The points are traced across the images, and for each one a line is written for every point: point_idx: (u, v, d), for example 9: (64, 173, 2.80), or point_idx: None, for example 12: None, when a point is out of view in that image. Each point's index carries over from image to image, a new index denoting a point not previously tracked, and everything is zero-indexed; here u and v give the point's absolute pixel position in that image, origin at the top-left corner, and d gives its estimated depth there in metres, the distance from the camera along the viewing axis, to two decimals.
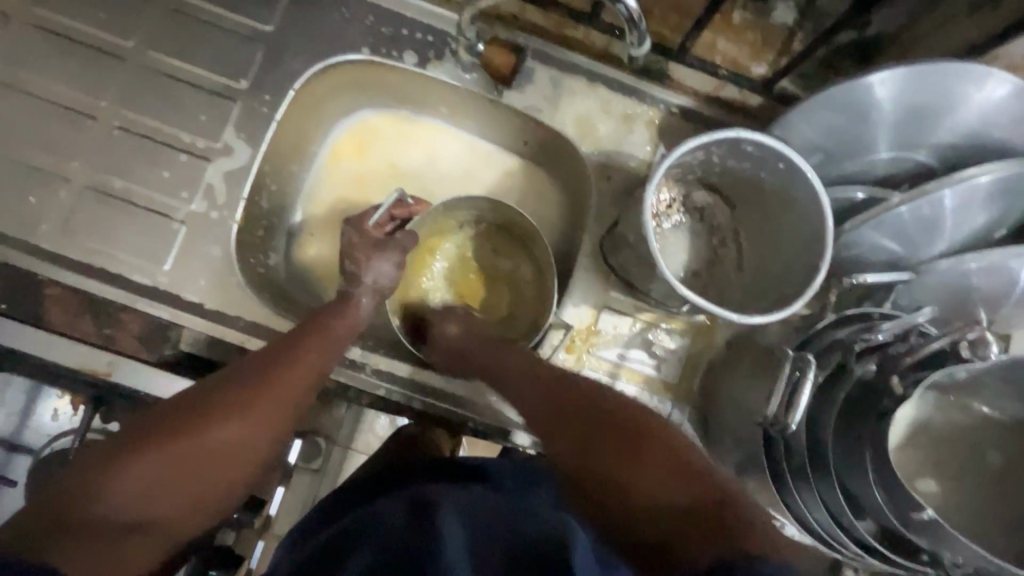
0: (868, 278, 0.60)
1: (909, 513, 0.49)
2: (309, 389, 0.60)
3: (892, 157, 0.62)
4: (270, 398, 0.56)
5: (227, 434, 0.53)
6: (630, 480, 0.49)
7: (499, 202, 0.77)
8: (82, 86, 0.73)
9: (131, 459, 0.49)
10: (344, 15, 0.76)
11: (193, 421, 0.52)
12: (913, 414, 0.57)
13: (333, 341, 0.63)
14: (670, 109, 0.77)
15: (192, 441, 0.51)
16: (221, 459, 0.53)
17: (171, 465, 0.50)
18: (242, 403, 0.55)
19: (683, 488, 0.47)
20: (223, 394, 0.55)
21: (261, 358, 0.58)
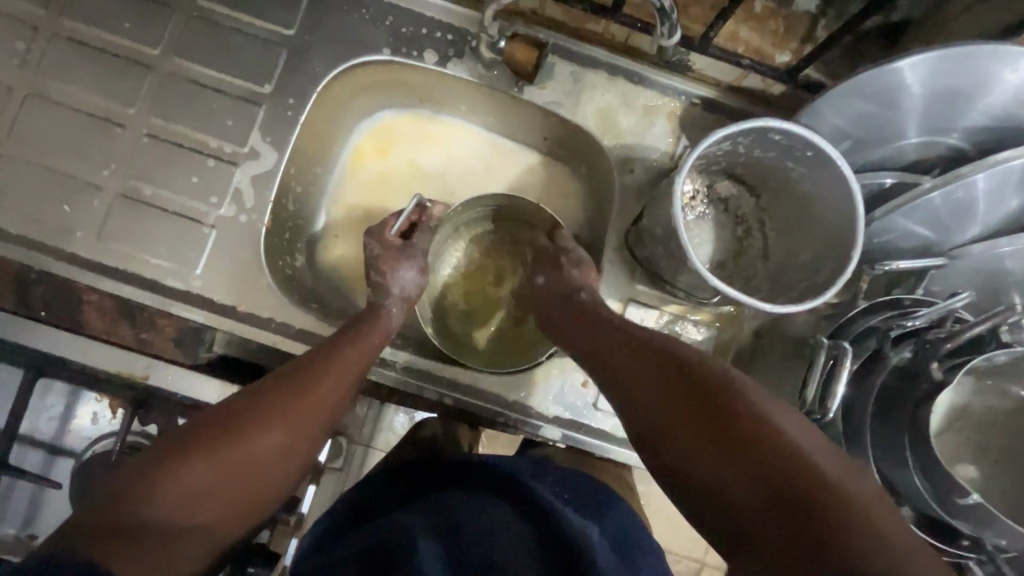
0: (901, 265, 0.59)
1: (951, 497, 0.49)
2: (343, 392, 0.59)
3: (922, 141, 0.62)
4: (307, 401, 0.55)
5: (274, 439, 0.52)
6: (743, 476, 0.41)
7: (517, 198, 0.77)
8: (111, 94, 0.74)
9: (176, 464, 0.47)
10: (365, 16, 0.76)
11: (241, 423, 0.51)
12: (952, 400, 0.56)
13: (370, 349, 0.63)
14: (692, 100, 0.77)
15: (240, 445, 0.50)
16: (266, 465, 0.52)
17: (219, 470, 0.48)
18: (287, 407, 0.54)
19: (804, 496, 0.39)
20: (268, 399, 0.54)
21: (304, 364, 0.58)
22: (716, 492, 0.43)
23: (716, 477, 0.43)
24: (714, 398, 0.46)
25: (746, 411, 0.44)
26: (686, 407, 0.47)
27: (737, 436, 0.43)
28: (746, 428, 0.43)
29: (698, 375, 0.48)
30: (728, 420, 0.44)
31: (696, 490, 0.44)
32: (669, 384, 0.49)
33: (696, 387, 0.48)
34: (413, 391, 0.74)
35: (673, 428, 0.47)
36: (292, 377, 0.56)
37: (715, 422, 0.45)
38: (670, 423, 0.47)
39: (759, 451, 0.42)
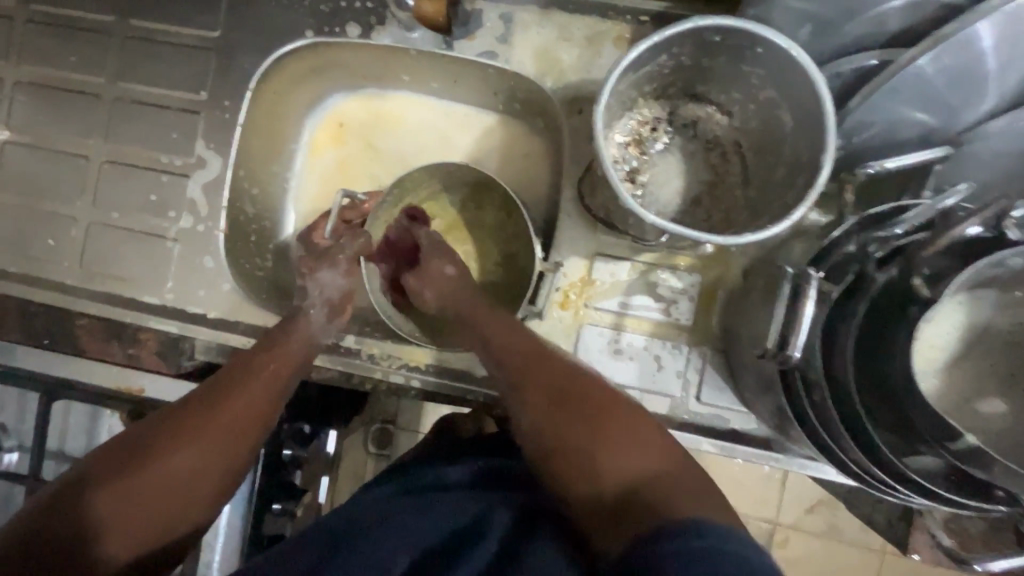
0: (887, 164, 0.49)
1: (944, 441, 0.40)
2: (263, 404, 0.58)
3: (907, 2, 0.49)
4: (221, 416, 0.54)
5: (183, 457, 0.51)
6: (602, 452, 0.47)
7: (456, 164, 0.73)
8: (71, 129, 0.78)
9: (78, 492, 0.47)
10: (282, 2, 0.74)
11: (146, 449, 0.50)
12: (966, 321, 0.45)
13: (289, 360, 0.63)
14: (640, 18, 0.67)
15: (143, 469, 0.49)
16: (176, 487, 0.50)
17: (120, 494, 0.48)
18: (196, 424, 0.53)
19: (637, 465, 0.46)
20: (176, 419, 0.53)
21: (221, 383, 0.57)
22: (583, 467, 0.47)
23: (584, 453, 0.47)
24: (582, 385, 0.51)
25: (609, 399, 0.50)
26: (556, 395, 0.51)
27: (603, 419, 0.48)
28: (596, 411, 0.49)
29: (566, 370, 0.53)
30: (598, 410, 0.49)
31: (564, 467, 0.47)
32: (540, 379, 0.53)
33: (570, 380, 0.52)
34: (380, 378, 0.73)
35: (558, 423, 0.49)
36: (206, 395, 0.56)
37: (571, 409, 0.50)
38: (545, 413, 0.50)
39: (618, 433, 0.47)
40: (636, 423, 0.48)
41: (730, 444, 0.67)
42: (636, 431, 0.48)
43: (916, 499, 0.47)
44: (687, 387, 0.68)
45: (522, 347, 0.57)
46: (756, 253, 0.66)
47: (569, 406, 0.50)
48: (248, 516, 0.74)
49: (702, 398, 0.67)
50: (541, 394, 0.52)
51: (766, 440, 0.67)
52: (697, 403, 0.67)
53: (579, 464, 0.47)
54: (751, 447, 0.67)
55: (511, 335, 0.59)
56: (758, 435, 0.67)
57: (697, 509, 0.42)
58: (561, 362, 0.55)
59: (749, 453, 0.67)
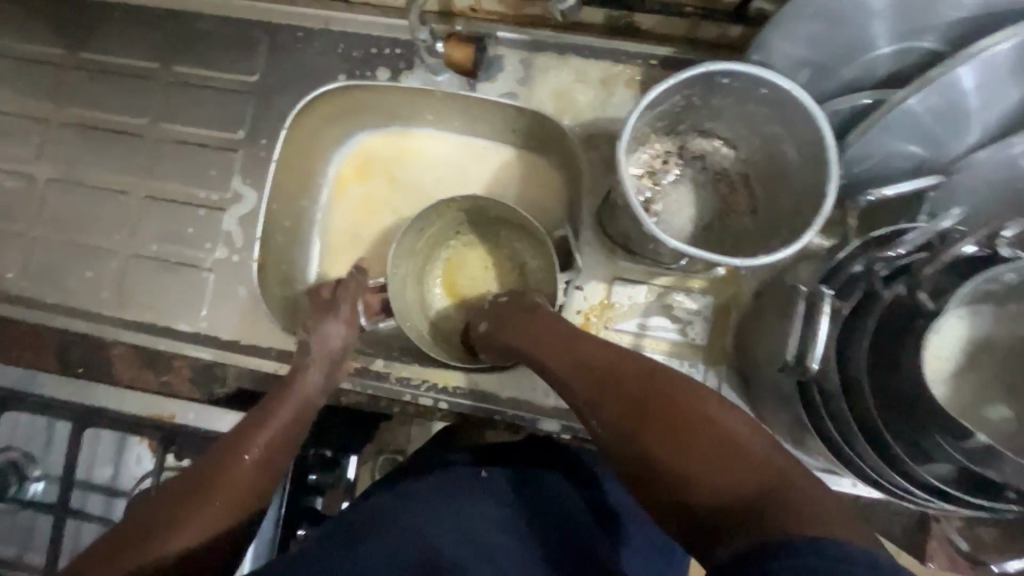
0: (886, 191, 0.53)
1: (960, 442, 0.43)
2: (273, 454, 0.60)
3: (894, 50, 0.56)
4: (235, 471, 0.56)
5: (174, 542, 0.50)
6: (719, 459, 0.43)
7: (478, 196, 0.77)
8: (112, 167, 0.82)
9: (96, 570, 0.47)
10: (318, 49, 0.80)
11: (138, 538, 0.49)
12: (967, 333, 0.49)
13: (293, 409, 0.65)
14: (649, 62, 0.74)
15: (135, 558, 0.48)
16: (168, 575, 0.48)
17: (142, 564, 0.48)
18: (189, 506, 0.52)
19: (742, 472, 0.42)
20: (168, 506, 0.53)
21: (212, 459, 0.58)
22: (677, 477, 0.44)
23: (693, 457, 0.44)
24: (662, 387, 0.49)
25: (698, 400, 0.47)
26: (636, 400, 0.49)
27: (697, 423, 0.45)
28: (683, 413, 0.46)
29: (641, 376, 0.51)
30: (677, 416, 0.46)
31: (662, 480, 0.45)
32: (626, 392, 0.50)
33: (640, 381, 0.50)
34: (408, 401, 0.75)
35: (645, 433, 0.47)
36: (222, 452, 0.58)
37: (663, 416, 0.47)
38: (626, 425, 0.48)
39: (709, 438, 0.44)
40: (728, 424, 0.45)
41: None
42: (727, 433, 0.44)
43: (935, 503, 0.50)
44: None
45: (592, 356, 0.55)
46: (765, 275, 0.71)
47: (651, 416, 0.47)
48: (273, 553, 0.74)
49: None
50: (626, 403, 0.49)
51: None
52: None
53: (674, 475, 0.44)
54: None
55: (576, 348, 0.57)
56: None
57: (829, 526, 0.37)
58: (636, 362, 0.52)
59: None
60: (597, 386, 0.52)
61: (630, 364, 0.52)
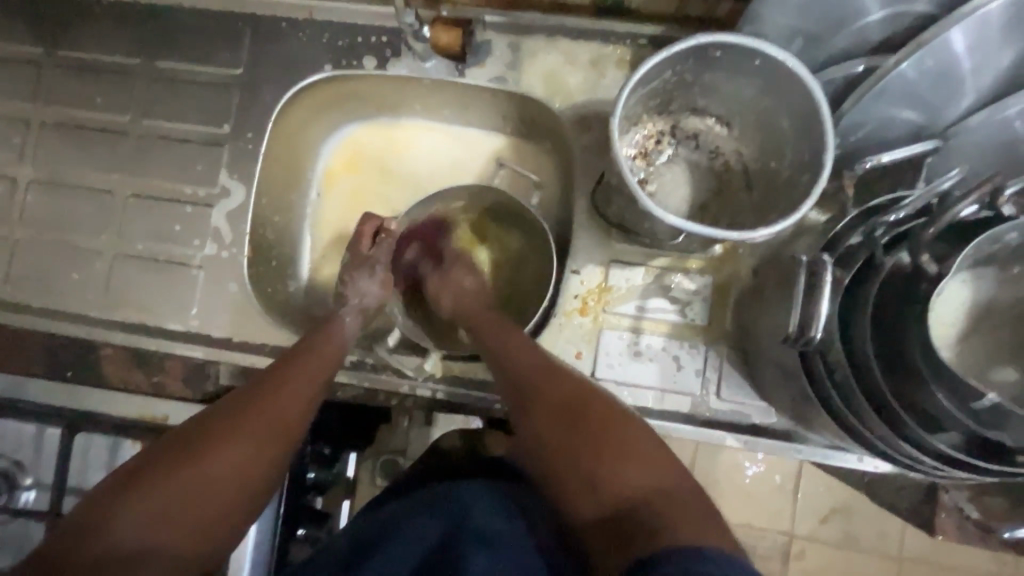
0: (884, 158, 0.52)
1: (970, 404, 0.43)
2: (303, 397, 0.59)
3: (886, 15, 0.55)
4: (259, 414, 0.55)
5: (214, 467, 0.51)
6: (618, 464, 0.49)
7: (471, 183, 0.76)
8: (96, 166, 0.80)
9: (126, 500, 0.48)
10: (302, 39, 0.78)
11: (185, 453, 0.51)
12: (970, 299, 0.49)
13: (323, 357, 0.64)
14: (639, 41, 0.73)
15: (178, 479, 0.49)
16: (205, 501, 0.50)
17: (176, 495, 0.49)
18: (233, 432, 0.53)
19: (640, 481, 0.48)
20: (222, 416, 0.54)
21: (250, 389, 0.57)
22: (586, 487, 0.49)
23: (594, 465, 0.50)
24: (586, 407, 0.53)
25: (618, 425, 0.51)
26: (561, 415, 0.53)
27: (615, 444, 0.50)
28: (606, 436, 0.50)
29: (578, 397, 0.54)
30: (602, 437, 0.50)
31: (576, 490, 0.50)
32: (553, 407, 0.54)
33: (572, 396, 0.54)
34: (406, 393, 0.74)
35: (568, 453, 0.51)
36: (244, 396, 0.56)
37: (582, 426, 0.52)
38: (553, 438, 0.52)
39: (625, 457, 0.49)
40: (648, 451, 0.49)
41: (752, 438, 0.69)
42: (634, 458, 0.49)
43: (944, 471, 0.49)
44: (707, 385, 0.70)
45: (532, 368, 0.58)
46: (763, 253, 0.70)
47: (578, 435, 0.51)
48: (271, 558, 0.72)
49: (721, 395, 0.70)
50: (556, 417, 0.53)
51: (788, 433, 0.69)
52: (717, 400, 0.70)
53: (583, 485, 0.50)
54: (772, 440, 0.69)
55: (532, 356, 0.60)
56: (778, 429, 0.69)
57: (706, 532, 0.43)
58: (574, 379, 0.56)
59: (771, 447, 0.69)
60: (534, 404, 0.55)
61: (570, 384, 0.55)
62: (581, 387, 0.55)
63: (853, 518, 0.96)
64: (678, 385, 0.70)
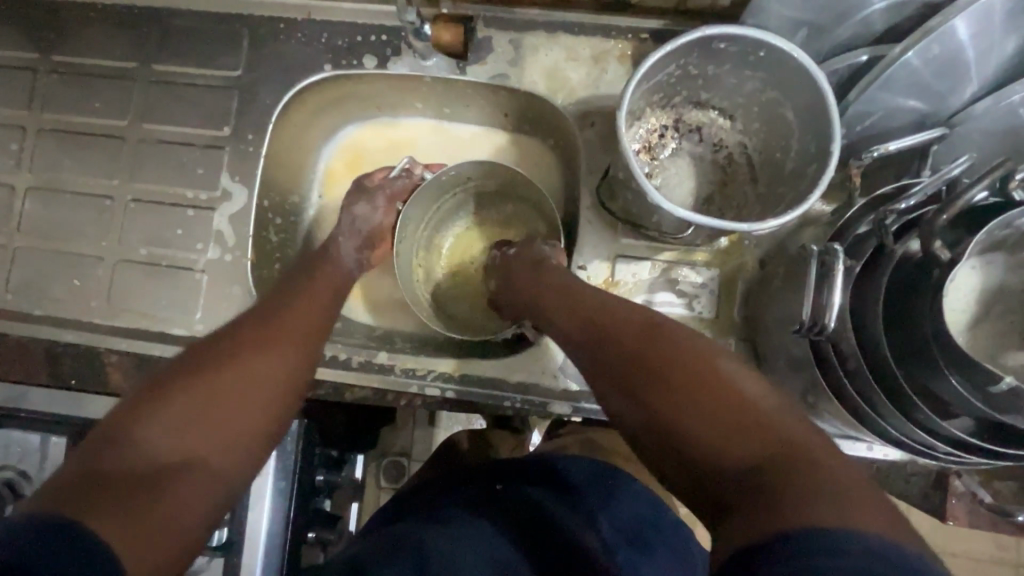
0: (891, 147, 0.52)
1: (985, 389, 0.43)
2: (315, 330, 0.58)
3: (888, 5, 0.55)
4: (282, 338, 0.54)
5: (250, 371, 0.49)
6: (741, 423, 0.38)
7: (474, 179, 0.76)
8: (95, 171, 0.80)
9: (146, 411, 0.44)
10: (301, 39, 0.78)
11: (215, 362, 0.49)
12: (980, 285, 0.50)
13: (324, 295, 0.63)
14: (641, 36, 0.73)
15: (209, 383, 0.47)
16: (229, 413, 0.46)
17: (199, 403, 0.46)
18: (263, 344, 0.52)
19: (758, 427, 0.38)
20: (249, 333, 0.53)
21: (270, 311, 0.57)
22: (684, 443, 0.40)
23: (704, 420, 0.39)
24: (672, 344, 0.45)
25: (707, 360, 0.43)
26: (655, 360, 0.44)
27: (710, 383, 0.41)
28: (688, 371, 0.42)
29: (646, 331, 0.47)
30: (687, 375, 0.42)
31: (671, 446, 0.40)
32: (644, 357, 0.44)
33: (654, 342, 0.45)
34: (415, 393, 0.74)
35: (653, 395, 0.42)
36: (260, 320, 0.55)
37: (681, 374, 0.42)
38: (635, 382, 0.44)
39: (723, 400, 0.40)
40: (748, 390, 0.41)
41: None
42: (735, 394, 0.40)
43: (958, 457, 0.49)
44: None
45: (593, 309, 0.53)
46: (770, 244, 0.70)
47: (661, 373, 0.43)
48: (282, 563, 0.71)
49: None
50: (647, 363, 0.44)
51: None
52: None
53: (681, 437, 0.40)
54: None
55: (579, 301, 0.55)
56: None
57: (829, 517, 0.32)
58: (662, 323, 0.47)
59: None
60: (599, 345, 0.49)
61: (634, 319, 0.49)
62: (653, 323, 0.48)
63: None
64: None
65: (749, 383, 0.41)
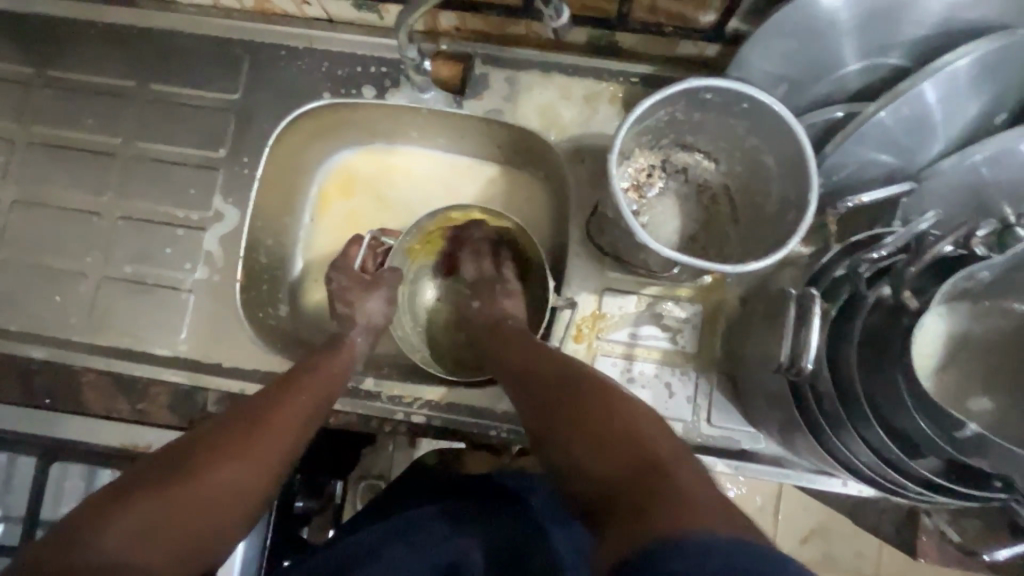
0: (865, 198, 0.56)
1: (954, 432, 0.45)
2: (307, 419, 0.60)
3: (862, 66, 0.60)
4: (268, 430, 0.56)
5: (217, 478, 0.50)
6: (613, 449, 0.48)
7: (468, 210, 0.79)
8: (83, 187, 0.79)
9: (117, 508, 0.46)
10: (300, 67, 0.79)
11: (183, 468, 0.50)
12: (946, 331, 0.53)
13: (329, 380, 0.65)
14: (631, 79, 0.76)
15: (187, 486, 0.49)
16: (198, 513, 0.48)
17: (169, 505, 0.47)
18: (244, 441, 0.54)
19: (645, 467, 0.45)
20: (225, 432, 0.54)
21: (249, 407, 0.57)
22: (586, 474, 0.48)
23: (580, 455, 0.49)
24: (598, 400, 0.52)
25: (623, 411, 0.50)
26: (567, 404, 0.54)
27: (619, 430, 0.49)
28: (596, 420, 0.50)
29: (582, 379, 0.55)
30: (600, 425, 0.50)
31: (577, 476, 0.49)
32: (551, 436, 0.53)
33: (578, 386, 0.54)
34: (400, 419, 0.74)
35: (561, 438, 0.52)
36: (251, 412, 0.57)
37: (585, 419, 0.51)
38: (553, 424, 0.53)
39: (610, 435, 0.49)
40: (654, 437, 0.48)
41: (742, 464, 0.71)
42: (623, 429, 0.49)
43: (927, 497, 0.51)
44: (698, 411, 0.72)
45: (543, 361, 0.61)
46: (750, 283, 0.73)
47: (576, 416, 0.52)
48: None
49: (712, 421, 0.71)
50: (554, 410, 0.54)
51: (775, 458, 0.71)
52: (708, 425, 0.71)
53: (578, 462, 0.49)
54: (761, 465, 0.71)
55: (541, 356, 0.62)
56: (766, 454, 0.71)
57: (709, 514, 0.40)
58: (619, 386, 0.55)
59: (760, 471, 0.71)
60: (545, 385, 0.58)
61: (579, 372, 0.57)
62: (584, 373, 0.56)
63: (830, 540, 0.98)
64: (670, 411, 0.72)
65: (659, 433, 0.48)
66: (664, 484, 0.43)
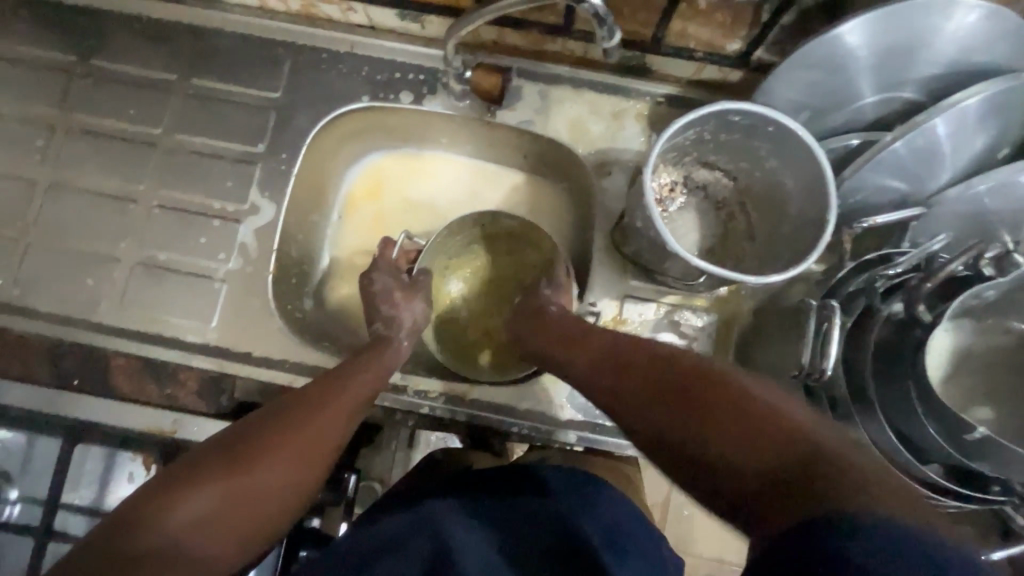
0: (879, 220, 0.60)
1: (960, 436, 0.49)
2: (351, 418, 0.61)
3: (878, 99, 0.65)
4: (317, 429, 0.57)
5: (270, 475, 0.52)
6: (716, 426, 0.45)
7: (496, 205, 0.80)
8: (120, 175, 0.81)
9: (175, 494, 0.48)
10: (341, 70, 0.82)
11: (238, 461, 0.51)
12: (950, 345, 0.57)
13: (374, 377, 0.66)
14: (657, 99, 0.80)
15: (240, 478, 0.50)
16: (249, 505, 0.50)
17: (224, 495, 0.49)
18: (295, 439, 0.55)
19: (765, 441, 0.42)
20: (277, 425, 0.55)
21: (299, 402, 0.58)
22: (707, 462, 0.44)
23: (687, 430, 0.46)
24: (688, 372, 0.50)
25: (731, 381, 0.47)
26: (654, 384, 0.51)
27: (719, 398, 0.46)
28: (694, 394, 0.48)
29: (662, 355, 0.53)
30: (699, 398, 0.47)
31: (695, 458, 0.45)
32: (642, 377, 0.52)
33: (654, 360, 0.53)
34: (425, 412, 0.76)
35: (651, 419, 0.49)
36: (301, 406, 0.58)
37: (682, 396, 0.48)
38: (637, 407, 0.51)
39: (709, 407, 0.46)
40: (755, 398, 0.45)
41: None
42: (728, 396, 0.46)
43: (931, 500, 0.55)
44: None
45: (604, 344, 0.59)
46: (763, 296, 0.77)
47: (663, 396, 0.49)
48: None
49: None
50: (640, 385, 0.52)
51: None
52: None
53: (693, 441, 0.46)
54: None
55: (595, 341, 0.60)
56: None
57: (876, 498, 0.36)
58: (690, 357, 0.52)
59: None
60: (618, 368, 0.55)
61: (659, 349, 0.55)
62: (660, 350, 0.54)
63: None
64: None
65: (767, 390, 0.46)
66: (808, 457, 0.40)
